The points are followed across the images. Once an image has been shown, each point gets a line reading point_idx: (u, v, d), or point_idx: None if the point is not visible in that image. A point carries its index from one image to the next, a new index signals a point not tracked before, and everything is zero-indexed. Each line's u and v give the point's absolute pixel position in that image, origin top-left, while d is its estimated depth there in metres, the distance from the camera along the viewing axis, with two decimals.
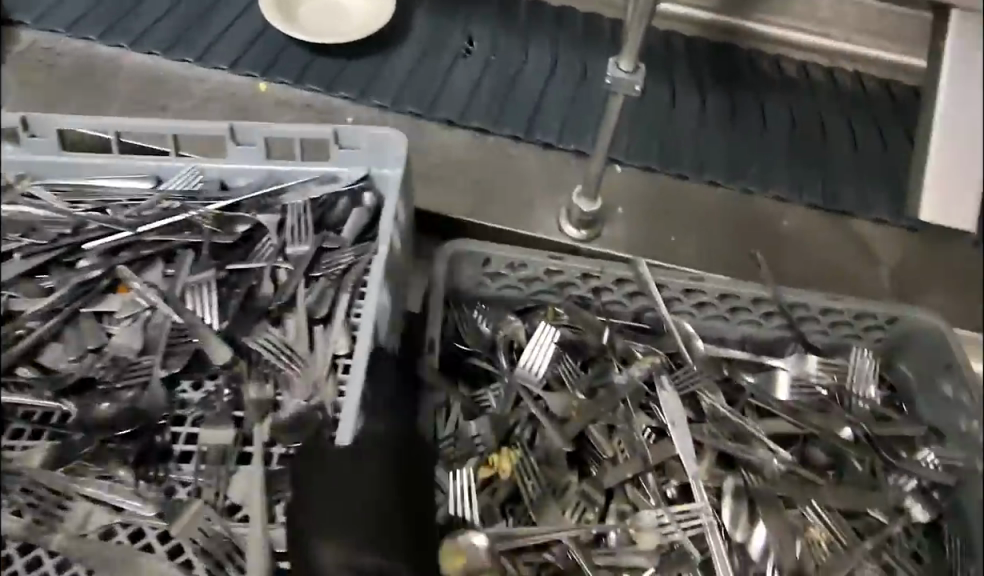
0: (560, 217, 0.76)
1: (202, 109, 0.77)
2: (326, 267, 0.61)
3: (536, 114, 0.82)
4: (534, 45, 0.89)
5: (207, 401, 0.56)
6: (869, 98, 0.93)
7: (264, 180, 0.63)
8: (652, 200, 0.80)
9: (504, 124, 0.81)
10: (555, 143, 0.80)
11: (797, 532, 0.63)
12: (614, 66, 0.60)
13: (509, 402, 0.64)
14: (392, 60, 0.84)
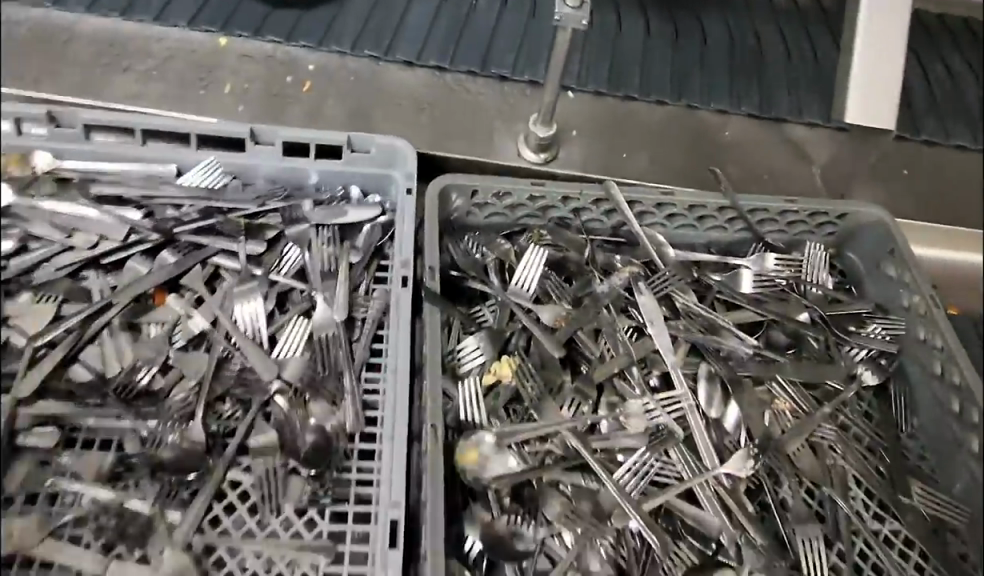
0: (518, 142, 0.82)
1: (165, 70, 0.80)
2: (338, 265, 0.69)
3: (489, 50, 0.87)
4: None
5: (236, 376, 0.61)
6: (802, 10, 0.99)
7: (280, 177, 0.73)
8: (604, 122, 0.86)
9: (461, 62, 0.85)
10: (511, 74, 0.85)
11: (765, 404, 0.72)
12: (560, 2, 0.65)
13: (505, 317, 0.69)
14: (347, 7, 0.86)
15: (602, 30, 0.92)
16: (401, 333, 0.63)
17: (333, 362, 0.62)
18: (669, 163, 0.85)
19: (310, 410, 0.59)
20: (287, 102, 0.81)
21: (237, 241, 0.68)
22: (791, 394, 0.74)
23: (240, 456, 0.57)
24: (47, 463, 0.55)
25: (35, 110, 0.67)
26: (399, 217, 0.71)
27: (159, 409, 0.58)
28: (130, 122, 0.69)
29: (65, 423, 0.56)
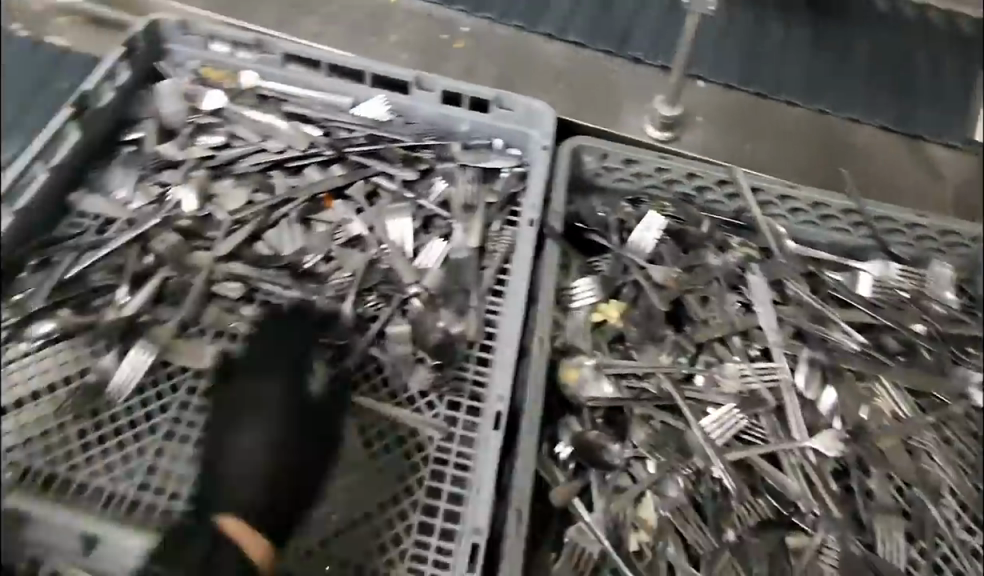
0: (643, 120, 0.91)
1: (344, 15, 0.93)
2: (479, 202, 0.76)
3: (628, 35, 0.98)
4: None
5: (385, 274, 0.69)
6: (964, 35, 0.98)
7: (436, 122, 0.81)
8: (731, 113, 0.92)
9: (599, 41, 0.97)
10: (644, 58, 0.96)
11: (866, 400, 0.72)
12: None
13: (622, 267, 0.73)
14: None
15: (723, 23, 0.98)
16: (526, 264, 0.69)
17: (467, 284, 0.69)
18: (789, 158, 0.90)
19: (439, 313, 0.67)
20: (443, 58, 0.93)
21: (394, 168, 0.78)
22: (893, 399, 0.74)
23: (377, 339, 0.64)
24: (211, 313, 0.62)
25: (245, 36, 0.79)
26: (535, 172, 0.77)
27: (314, 287, 0.66)
28: (316, 56, 0.79)
29: (237, 278, 0.64)
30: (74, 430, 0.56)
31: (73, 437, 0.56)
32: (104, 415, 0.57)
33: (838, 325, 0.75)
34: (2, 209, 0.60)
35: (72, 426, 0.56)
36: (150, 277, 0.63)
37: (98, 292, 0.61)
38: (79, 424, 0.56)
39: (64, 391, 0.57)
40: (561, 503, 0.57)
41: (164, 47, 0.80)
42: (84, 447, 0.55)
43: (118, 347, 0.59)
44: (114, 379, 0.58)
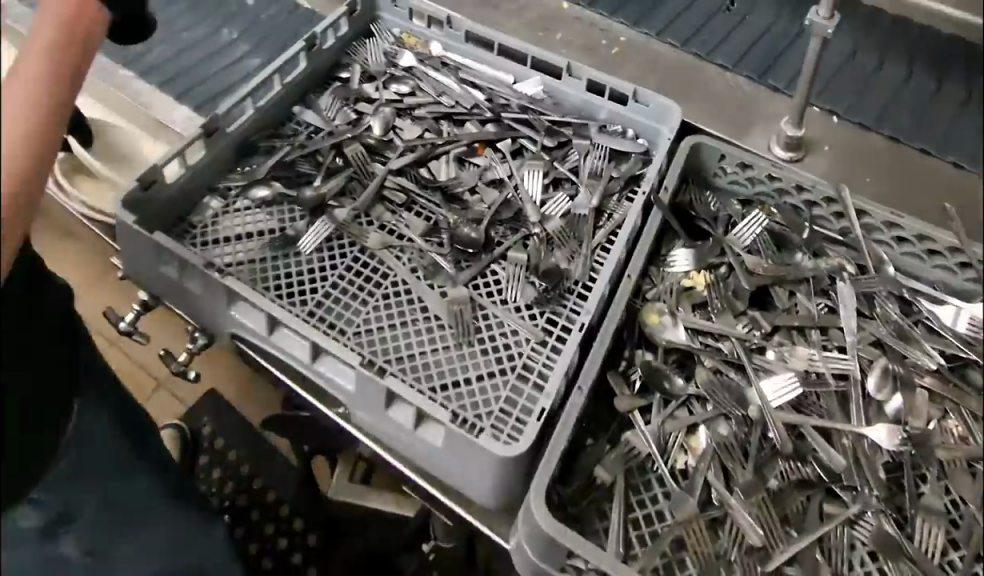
0: (771, 139, 0.99)
1: (527, 14, 1.14)
2: (603, 173, 0.88)
3: (772, 66, 1.07)
4: (788, 11, 1.12)
5: (514, 211, 0.82)
6: None
7: (582, 106, 0.94)
8: (858, 147, 0.99)
9: (744, 67, 1.06)
10: (782, 87, 1.04)
11: (934, 416, 0.73)
12: (815, 13, 0.80)
13: (716, 248, 0.81)
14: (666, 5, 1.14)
15: (862, 65, 1.06)
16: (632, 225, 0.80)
17: (579, 232, 0.81)
18: (911, 193, 0.95)
19: (555, 249, 0.79)
20: (601, 60, 1.09)
21: (538, 135, 0.91)
22: (967, 426, 0.72)
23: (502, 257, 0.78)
24: (376, 210, 0.79)
25: (440, 13, 0.96)
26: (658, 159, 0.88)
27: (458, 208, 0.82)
28: (493, 37, 0.95)
29: (401, 189, 0.81)
30: (271, 257, 0.73)
31: (268, 268, 0.72)
32: (291, 255, 0.74)
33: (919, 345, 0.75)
34: (247, 103, 0.82)
35: (270, 259, 0.73)
36: (340, 173, 0.81)
37: (300, 177, 0.80)
38: (270, 261, 0.73)
39: (262, 239, 0.74)
40: (625, 412, 0.69)
41: (377, 13, 0.99)
42: (275, 276, 0.72)
43: (309, 216, 0.77)
44: (304, 236, 0.75)
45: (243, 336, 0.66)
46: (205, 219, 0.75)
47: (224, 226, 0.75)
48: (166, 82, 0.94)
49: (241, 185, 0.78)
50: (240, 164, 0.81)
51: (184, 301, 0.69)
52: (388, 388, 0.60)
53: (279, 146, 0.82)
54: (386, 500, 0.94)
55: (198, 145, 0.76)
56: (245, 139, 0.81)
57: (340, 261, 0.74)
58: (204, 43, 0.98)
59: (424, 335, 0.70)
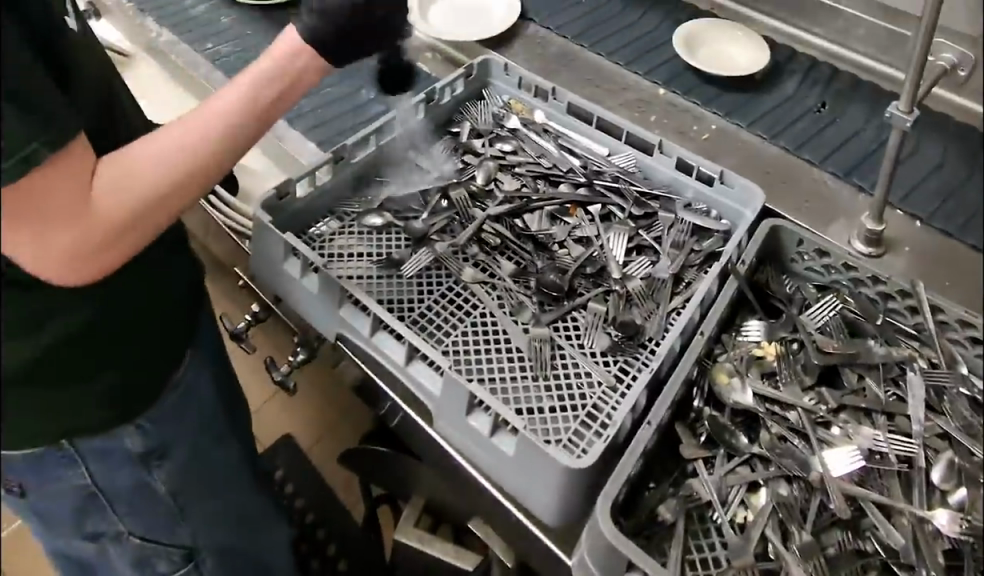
0: (852, 235, 1.03)
1: (625, 94, 1.23)
2: (685, 244, 0.93)
3: (859, 166, 1.12)
4: (876, 118, 1.18)
5: (599, 268, 0.88)
6: None
7: (671, 184, 1.03)
8: (936, 252, 1.01)
9: (829, 164, 1.12)
10: (865, 186, 1.08)
11: None
12: (894, 108, 0.94)
13: (788, 324, 0.85)
14: (756, 101, 1.22)
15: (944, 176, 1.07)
16: (706, 291, 0.84)
17: (658, 294, 0.86)
18: None
19: (634, 305, 0.84)
20: (689, 142, 1.17)
21: (626, 204, 0.98)
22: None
23: (586, 306, 0.84)
24: (472, 250, 0.87)
25: (546, 85, 1.07)
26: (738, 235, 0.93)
27: (547, 257, 0.89)
28: (593, 109, 1.06)
29: (497, 233, 0.89)
30: (377, 276, 0.82)
31: (373, 284, 0.81)
32: (391, 276, 0.82)
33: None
34: (372, 141, 0.96)
35: (375, 277, 0.82)
36: (443, 212, 0.91)
37: (406, 210, 0.91)
38: (376, 280, 0.82)
39: (370, 261, 0.83)
40: (690, 459, 0.73)
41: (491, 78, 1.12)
42: (379, 292, 0.80)
43: (413, 242, 0.87)
44: (406, 262, 0.84)
45: (347, 337, 0.74)
46: (321, 237, 0.86)
47: (341, 240, 0.86)
48: (312, 128, 1.08)
49: (357, 210, 0.90)
50: (356, 194, 0.93)
51: (296, 298, 0.77)
52: (471, 394, 0.66)
53: (393, 179, 0.96)
54: (449, 551, 0.88)
55: (325, 169, 0.90)
56: (366, 170, 0.95)
57: (435, 288, 0.82)
58: (340, 97, 1.13)
59: (505, 363, 0.76)
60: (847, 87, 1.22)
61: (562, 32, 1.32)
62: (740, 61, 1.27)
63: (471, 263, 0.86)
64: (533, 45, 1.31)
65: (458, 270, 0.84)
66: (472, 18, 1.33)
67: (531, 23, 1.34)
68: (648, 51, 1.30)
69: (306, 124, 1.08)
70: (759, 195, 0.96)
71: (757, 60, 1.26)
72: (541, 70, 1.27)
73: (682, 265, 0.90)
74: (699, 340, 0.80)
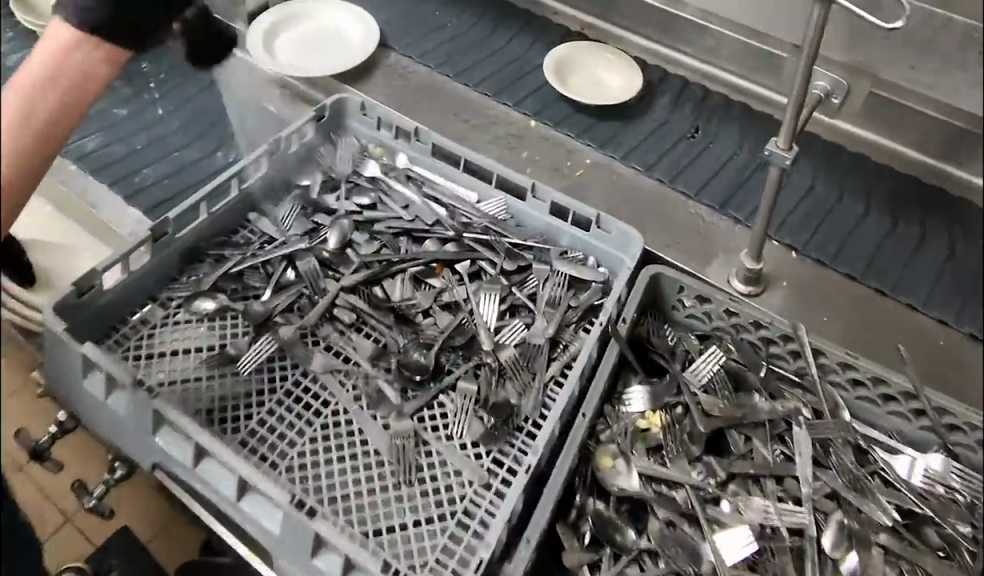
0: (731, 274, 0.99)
1: (492, 129, 1.16)
2: (560, 300, 0.89)
3: (735, 195, 1.09)
4: (749, 141, 1.15)
5: (469, 340, 0.81)
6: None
7: (546, 228, 0.96)
8: (811, 282, 0.98)
9: (706, 196, 1.08)
10: (744, 219, 1.04)
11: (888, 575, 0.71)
12: (772, 143, 0.81)
13: (675, 387, 0.80)
14: (629, 130, 1.18)
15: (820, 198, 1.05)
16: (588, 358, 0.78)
17: (541, 368, 0.81)
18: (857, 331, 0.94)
19: (506, 379, 0.78)
20: (564, 179, 1.11)
21: (498, 258, 0.91)
22: None
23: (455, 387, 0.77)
24: (326, 334, 0.80)
25: (408, 125, 0.98)
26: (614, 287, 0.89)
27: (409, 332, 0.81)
28: (459, 152, 0.97)
29: (354, 307, 0.82)
30: (216, 381, 0.74)
31: (203, 389, 0.73)
32: (228, 378, 0.74)
33: (874, 500, 0.74)
34: (202, 208, 0.85)
35: (206, 379, 0.74)
36: (290, 288, 0.83)
37: (248, 290, 0.83)
38: (221, 380, 0.74)
39: (208, 357, 0.75)
40: (574, 567, 0.69)
41: (345, 119, 1.02)
42: (211, 398, 0.72)
43: (256, 328, 0.79)
44: (245, 354, 0.76)
45: (166, 466, 0.65)
46: (143, 334, 0.77)
47: (170, 334, 0.77)
48: (155, 205, 0.96)
49: (183, 298, 0.80)
50: (183, 273, 0.82)
51: (109, 428, 0.68)
52: (317, 532, 0.58)
53: (226, 250, 0.85)
54: None
55: (143, 249, 0.79)
56: (197, 242, 0.84)
57: (279, 386, 0.74)
58: (189, 170, 1.03)
59: (363, 471, 0.69)
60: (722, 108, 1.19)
61: (425, 61, 1.23)
62: (613, 84, 1.23)
63: (328, 350, 0.79)
64: (394, 75, 1.22)
65: (309, 361, 0.77)
66: (329, 48, 1.22)
67: (394, 52, 1.24)
68: (517, 79, 1.23)
69: (142, 199, 0.97)
70: (636, 239, 0.91)
71: (633, 86, 1.21)
72: (406, 103, 1.18)
73: (561, 328, 0.86)
74: (577, 418, 0.74)
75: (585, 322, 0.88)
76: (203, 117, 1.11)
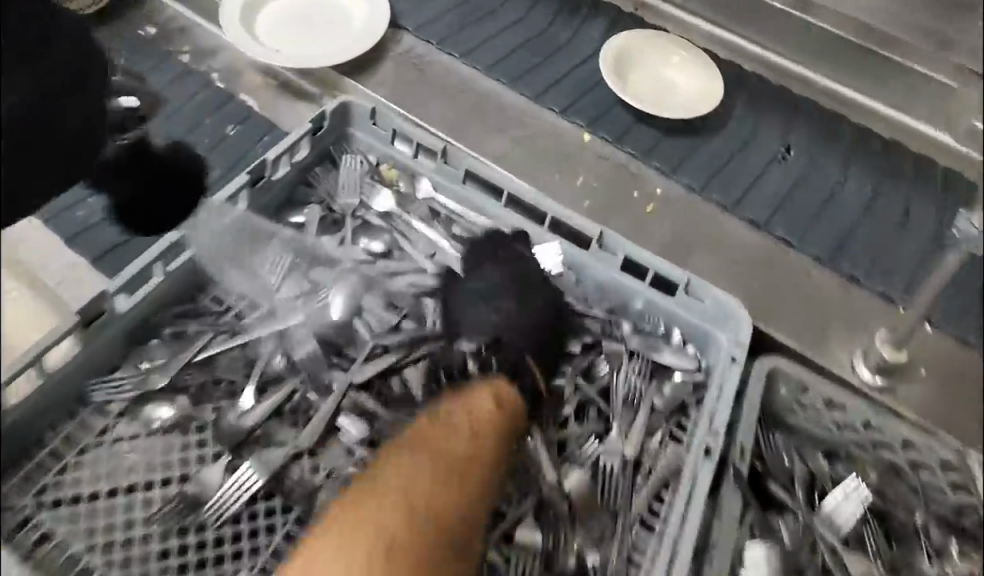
0: (855, 358, 0.78)
1: (536, 142, 0.92)
2: (636, 399, 0.67)
3: (846, 241, 0.87)
4: (854, 167, 0.94)
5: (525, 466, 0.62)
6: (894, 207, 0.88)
7: (613, 289, 0.70)
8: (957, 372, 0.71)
9: (809, 243, 0.88)
10: (865, 280, 0.84)
11: None
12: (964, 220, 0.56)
13: (807, 542, 0.59)
14: (706, 147, 0.94)
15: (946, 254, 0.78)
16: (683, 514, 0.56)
17: (625, 506, 0.61)
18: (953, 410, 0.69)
19: (585, 529, 0.60)
20: (632, 217, 0.89)
21: (557, 335, 0.69)
22: None
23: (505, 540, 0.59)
24: (334, 457, 0.59)
25: (434, 144, 0.72)
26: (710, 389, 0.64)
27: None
28: (500, 182, 0.71)
29: (377, 417, 0.61)
30: (176, 544, 0.55)
31: (152, 552, 0.54)
32: (188, 541, 0.55)
33: None
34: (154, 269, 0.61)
35: (158, 538, 0.55)
36: (288, 381, 0.63)
37: (223, 389, 0.62)
38: (181, 538, 0.55)
39: (162, 501, 0.56)
40: None
41: (347, 129, 0.74)
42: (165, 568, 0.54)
43: (231, 452, 0.58)
44: (211, 498, 0.56)
45: None
46: (68, 461, 0.57)
47: (108, 463, 0.57)
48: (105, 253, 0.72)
49: (124, 405, 0.59)
50: (130, 360, 0.61)
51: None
52: None
53: (183, 322, 0.63)
54: None
55: (70, 339, 0.57)
56: (151, 317, 0.62)
57: (263, 543, 0.55)
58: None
59: None
60: (817, 130, 0.98)
61: (446, 48, 0.96)
62: (686, 83, 0.99)
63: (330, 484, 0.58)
64: (406, 61, 0.95)
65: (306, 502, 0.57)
66: (330, 25, 0.95)
67: (407, 34, 0.97)
68: (565, 74, 0.98)
69: (90, 242, 0.73)
70: (742, 323, 0.65)
71: (711, 96, 0.97)
72: (427, 99, 0.93)
73: (644, 446, 0.64)
74: None
75: (677, 433, 0.65)
76: (162, 114, 0.84)
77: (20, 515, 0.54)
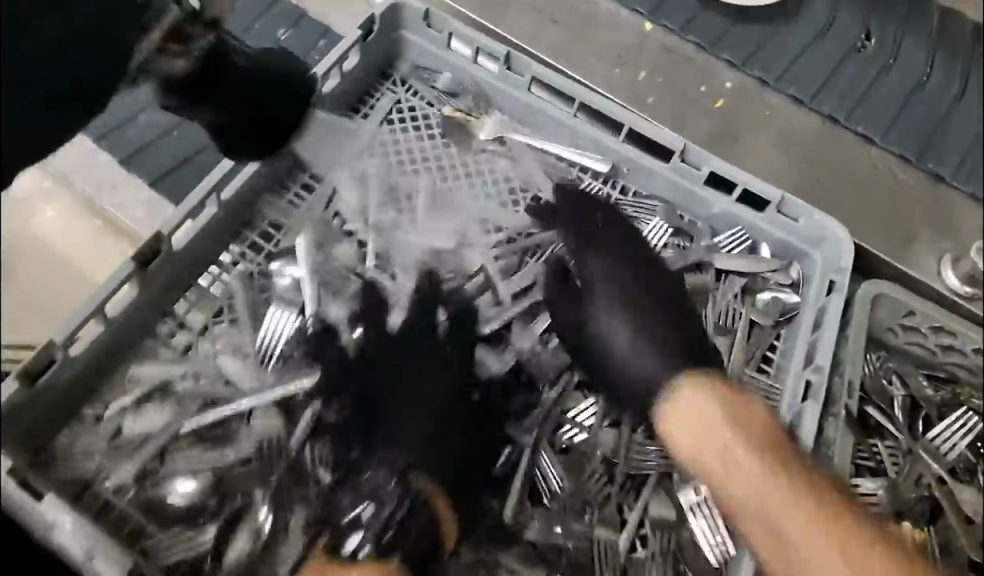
0: (943, 263, 0.79)
1: (590, 35, 0.83)
2: (725, 317, 0.62)
3: (937, 137, 0.83)
4: (942, 53, 0.86)
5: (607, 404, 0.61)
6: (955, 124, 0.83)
7: (688, 199, 0.64)
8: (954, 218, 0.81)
9: (894, 140, 0.82)
10: (952, 177, 0.82)
11: None
12: None
13: (913, 474, 0.56)
14: (782, 35, 0.85)
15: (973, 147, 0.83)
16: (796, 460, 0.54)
17: None
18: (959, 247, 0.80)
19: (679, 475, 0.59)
20: (695, 112, 0.83)
21: None
22: None
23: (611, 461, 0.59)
24: None
25: (498, 48, 0.66)
26: (805, 313, 0.61)
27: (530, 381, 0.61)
28: (574, 92, 0.65)
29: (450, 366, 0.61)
30: (262, 488, 0.58)
31: (238, 495, 0.58)
32: (275, 484, 0.58)
33: None
34: (210, 198, 0.61)
35: (242, 483, 0.58)
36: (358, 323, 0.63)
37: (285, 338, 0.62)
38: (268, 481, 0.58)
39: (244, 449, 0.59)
40: None
41: (397, 29, 0.69)
42: (251, 508, 0.58)
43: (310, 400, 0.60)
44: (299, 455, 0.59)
45: None
46: (136, 405, 0.59)
47: (178, 408, 0.59)
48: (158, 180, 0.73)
49: (191, 338, 0.62)
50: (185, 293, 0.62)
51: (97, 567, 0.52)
52: None
53: (254, 253, 0.64)
54: None
55: (128, 285, 0.58)
56: (204, 256, 0.62)
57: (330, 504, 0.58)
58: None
59: None
60: (900, 13, 0.87)
61: None
62: None
63: None
64: None
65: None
66: None
67: None
68: None
69: (150, 163, 0.73)
70: (846, 246, 0.59)
71: None
72: None
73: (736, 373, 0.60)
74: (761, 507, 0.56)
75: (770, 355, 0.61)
76: None
77: (100, 454, 0.57)
